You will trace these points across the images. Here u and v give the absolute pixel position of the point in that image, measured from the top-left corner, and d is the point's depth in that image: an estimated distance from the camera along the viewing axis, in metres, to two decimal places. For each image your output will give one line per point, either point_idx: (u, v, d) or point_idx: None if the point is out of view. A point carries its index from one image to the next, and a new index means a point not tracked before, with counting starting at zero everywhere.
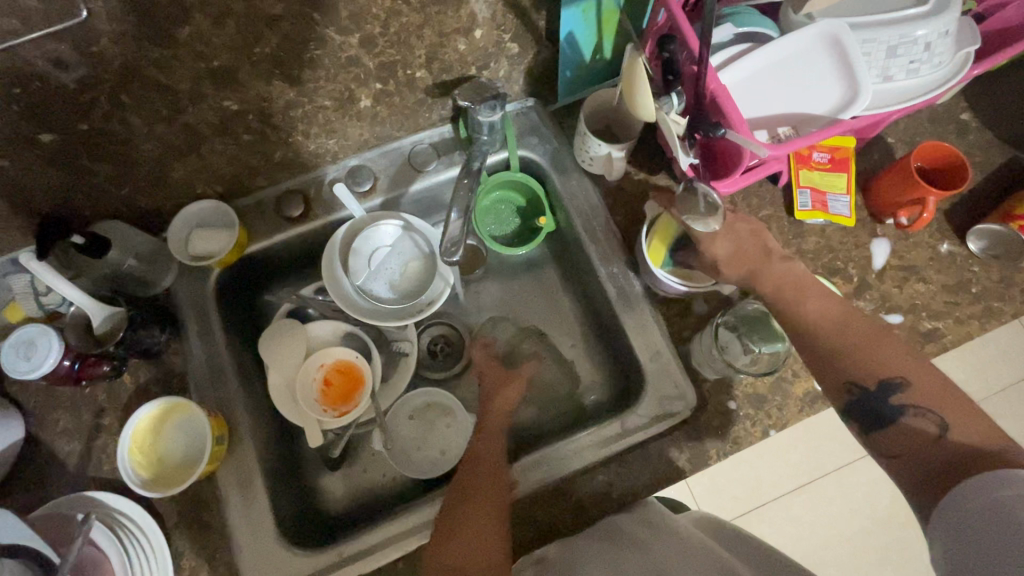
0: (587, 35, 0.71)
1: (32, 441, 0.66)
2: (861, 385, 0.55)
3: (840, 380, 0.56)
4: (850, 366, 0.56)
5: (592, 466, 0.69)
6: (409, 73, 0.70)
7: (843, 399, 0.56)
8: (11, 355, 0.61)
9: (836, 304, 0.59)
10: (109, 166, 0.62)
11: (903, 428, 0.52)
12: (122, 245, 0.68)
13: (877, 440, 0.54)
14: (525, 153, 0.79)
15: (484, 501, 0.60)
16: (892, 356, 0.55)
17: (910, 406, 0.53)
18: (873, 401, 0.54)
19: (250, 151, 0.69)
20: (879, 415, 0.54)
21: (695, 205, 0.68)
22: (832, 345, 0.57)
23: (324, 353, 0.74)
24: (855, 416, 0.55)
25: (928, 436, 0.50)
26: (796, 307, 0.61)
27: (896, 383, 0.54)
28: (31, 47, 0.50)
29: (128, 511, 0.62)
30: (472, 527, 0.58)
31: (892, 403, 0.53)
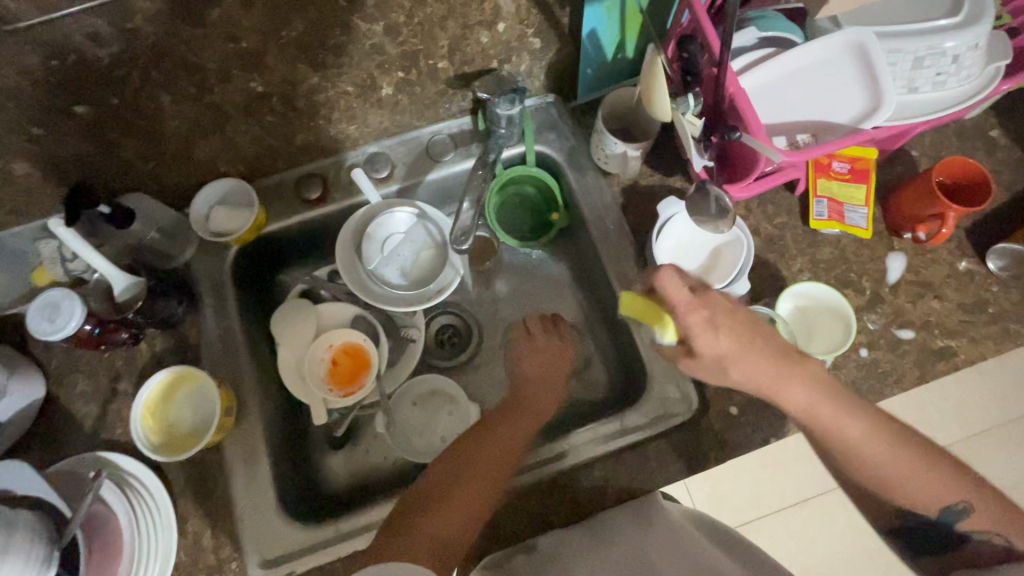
0: (611, 33, 0.71)
1: (51, 400, 0.69)
2: (916, 512, 0.56)
3: (888, 508, 0.57)
4: (907, 494, 0.55)
5: (594, 460, 0.69)
6: (431, 63, 0.71)
7: (899, 521, 0.57)
8: (36, 316, 0.63)
9: (884, 443, 0.54)
10: (135, 141, 0.66)
11: (969, 549, 0.55)
12: (146, 219, 0.69)
13: (928, 560, 0.57)
14: (542, 148, 0.79)
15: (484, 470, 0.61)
16: (950, 477, 0.55)
17: (972, 533, 0.55)
18: (933, 528, 0.56)
19: (273, 133, 0.71)
20: (943, 537, 0.56)
21: (705, 207, 0.66)
22: (883, 480, 0.55)
23: (331, 334, 0.76)
24: (909, 541, 0.58)
25: (995, 557, 0.54)
26: (835, 446, 0.55)
27: (960, 510, 0.54)
28: (71, 22, 0.60)
29: (137, 474, 0.65)
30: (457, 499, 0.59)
31: (958, 531, 0.55)
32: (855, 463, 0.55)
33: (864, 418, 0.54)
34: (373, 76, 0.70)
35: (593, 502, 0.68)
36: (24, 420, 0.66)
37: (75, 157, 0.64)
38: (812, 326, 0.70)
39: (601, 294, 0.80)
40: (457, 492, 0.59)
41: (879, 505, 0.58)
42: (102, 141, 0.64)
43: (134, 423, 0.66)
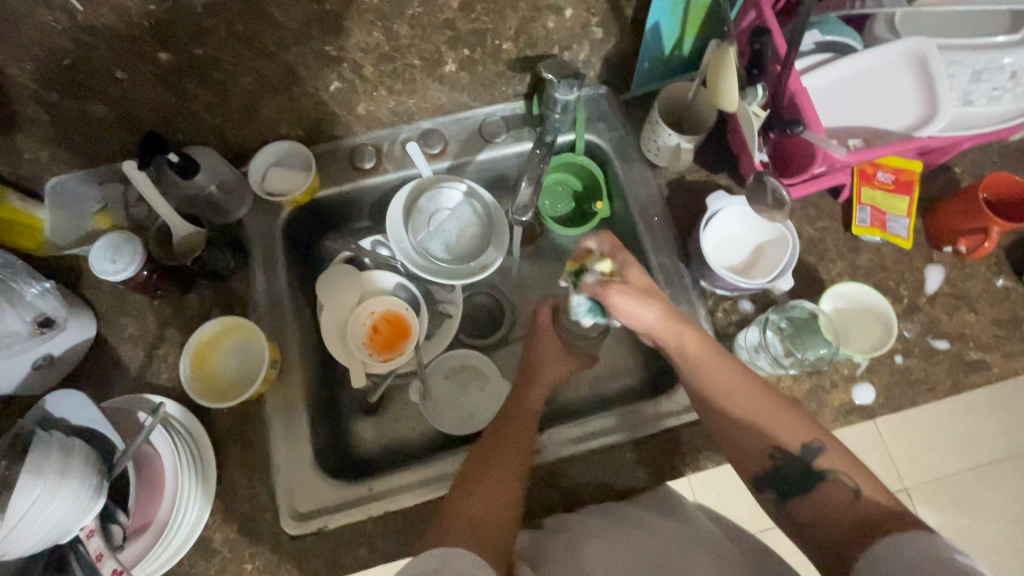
0: (672, 27, 0.73)
1: (99, 341, 0.70)
2: (784, 450, 0.58)
3: (764, 448, 0.59)
4: (770, 432, 0.59)
5: (584, 449, 0.70)
6: (497, 44, 0.73)
7: (767, 463, 0.58)
8: (99, 257, 0.65)
9: (739, 375, 0.62)
10: (207, 93, 0.67)
11: (824, 488, 0.56)
12: (209, 171, 0.72)
13: (791, 507, 0.57)
14: (591, 138, 0.81)
15: (508, 467, 0.62)
16: (794, 421, 0.59)
17: (829, 471, 0.56)
18: (794, 462, 0.58)
19: (336, 100, 0.73)
20: (804, 477, 0.57)
21: (762, 198, 0.67)
22: (732, 422, 0.60)
23: (375, 301, 0.78)
24: (771, 484, 0.58)
25: (844, 499, 0.55)
26: (695, 377, 0.63)
27: (817, 449, 0.57)
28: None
29: (183, 419, 0.66)
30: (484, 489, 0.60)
31: (817, 467, 0.57)
32: (715, 398, 0.62)
33: (716, 352, 0.63)
34: (439, 51, 0.72)
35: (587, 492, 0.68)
36: (74, 356, 0.67)
37: (146, 106, 0.66)
38: (850, 326, 0.72)
39: None
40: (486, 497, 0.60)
41: (747, 451, 0.59)
42: (176, 89, 0.65)
43: (184, 383, 0.67)
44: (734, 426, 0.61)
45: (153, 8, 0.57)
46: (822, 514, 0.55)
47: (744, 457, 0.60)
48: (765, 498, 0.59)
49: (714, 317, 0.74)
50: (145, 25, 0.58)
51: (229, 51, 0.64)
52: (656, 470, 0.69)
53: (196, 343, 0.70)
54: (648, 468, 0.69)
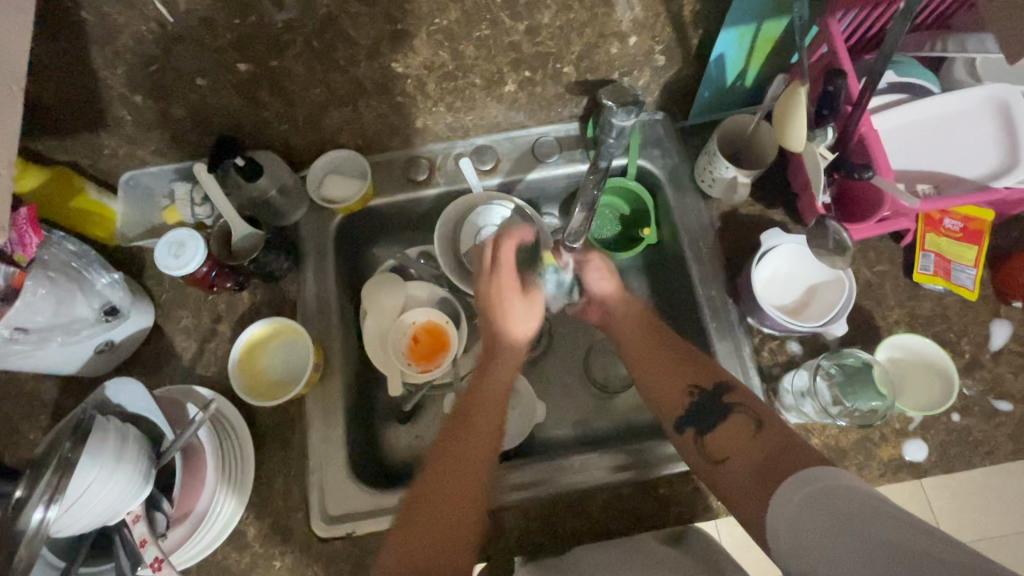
0: (737, 58, 0.72)
1: (156, 329, 0.73)
2: (700, 387, 0.64)
3: (684, 384, 0.65)
4: (689, 374, 0.66)
5: (604, 477, 0.69)
6: (558, 67, 0.73)
7: (684, 402, 0.64)
8: (163, 251, 0.68)
9: (661, 330, 0.71)
10: (278, 101, 0.69)
11: (730, 423, 0.60)
12: (271, 176, 0.74)
13: (709, 442, 0.60)
14: (644, 163, 0.80)
15: (473, 470, 0.61)
16: (707, 367, 0.66)
17: (735, 403, 0.61)
18: (707, 401, 0.63)
19: (396, 113, 0.75)
20: (715, 413, 0.62)
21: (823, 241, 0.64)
22: (655, 363, 0.68)
23: (417, 311, 0.78)
24: (692, 421, 0.62)
25: (751, 430, 0.58)
26: (625, 333, 0.73)
27: (726, 385, 0.63)
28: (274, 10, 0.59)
29: (230, 415, 0.69)
30: (466, 449, 0.62)
31: (723, 402, 0.62)
32: (641, 353, 0.70)
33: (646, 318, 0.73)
34: (502, 71, 0.72)
35: (548, 484, 0.69)
36: (133, 342, 0.70)
37: (223, 112, 0.69)
38: (906, 379, 0.69)
39: (684, 313, 0.80)
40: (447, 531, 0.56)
41: (667, 392, 0.65)
42: (251, 97, 0.68)
43: (232, 378, 0.69)
44: (656, 372, 0.67)
45: (237, 22, 0.59)
46: (734, 450, 0.58)
47: (664, 400, 0.65)
48: (686, 439, 0.62)
49: (759, 355, 0.72)
50: (228, 38, 0.61)
51: (303, 63, 0.65)
52: (686, 506, 0.67)
53: (247, 340, 0.72)
54: (679, 504, 0.68)
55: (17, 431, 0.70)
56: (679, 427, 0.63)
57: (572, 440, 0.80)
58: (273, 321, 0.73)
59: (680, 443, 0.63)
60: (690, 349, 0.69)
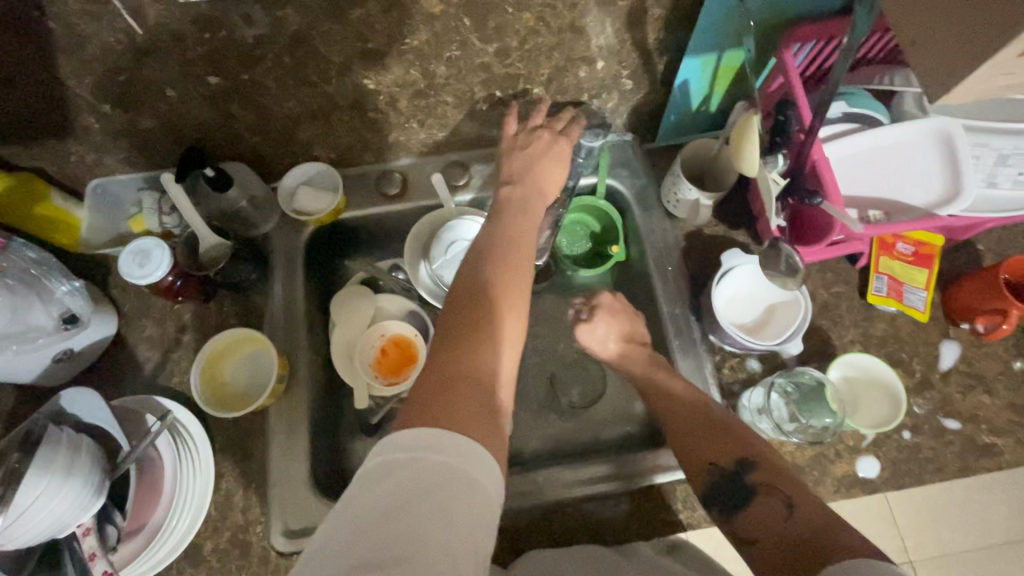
0: (700, 86, 0.75)
1: (119, 339, 0.73)
2: (719, 466, 0.62)
3: (704, 462, 0.63)
4: (706, 447, 0.64)
5: (571, 492, 0.70)
6: (528, 88, 0.75)
7: (710, 480, 0.62)
8: (129, 260, 0.67)
9: (693, 397, 0.67)
10: (249, 114, 0.70)
11: (759, 504, 0.58)
12: (242, 187, 0.75)
13: (737, 523, 0.59)
14: (613, 183, 0.82)
15: (484, 321, 0.54)
16: (733, 439, 0.64)
17: (759, 485, 0.60)
18: (732, 482, 0.61)
19: (369, 128, 0.76)
20: (740, 494, 0.60)
21: (776, 265, 0.67)
22: (679, 438, 0.66)
23: (384, 325, 0.79)
24: (716, 499, 0.61)
25: (779, 514, 0.56)
26: (660, 401, 0.68)
27: (750, 465, 0.61)
28: (243, 24, 0.60)
29: (189, 425, 0.67)
30: (463, 330, 0.53)
31: (747, 481, 0.60)
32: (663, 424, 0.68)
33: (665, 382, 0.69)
34: (473, 90, 0.73)
35: (535, 495, 0.70)
36: (94, 351, 0.70)
37: (193, 125, 0.69)
38: (859, 397, 0.71)
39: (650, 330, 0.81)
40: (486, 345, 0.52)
41: (692, 464, 0.64)
42: (222, 110, 0.68)
43: (194, 389, 0.68)
44: (680, 444, 0.65)
45: (208, 36, 0.60)
46: (765, 531, 0.56)
47: (691, 477, 0.64)
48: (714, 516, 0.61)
49: (720, 372, 0.74)
50: (198, 52, 0.61)
51: (274, 77, 0.66)
52: (648, 521, 0.68)
53: (209, 351, 0.71)
54: (640, 518, 0.69)
55: None
56: (709, 508, 0.62)
57: (539, 455, 0.81)
58: (237, 334, 0.72)
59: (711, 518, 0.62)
60: (710, 407, 0.67)
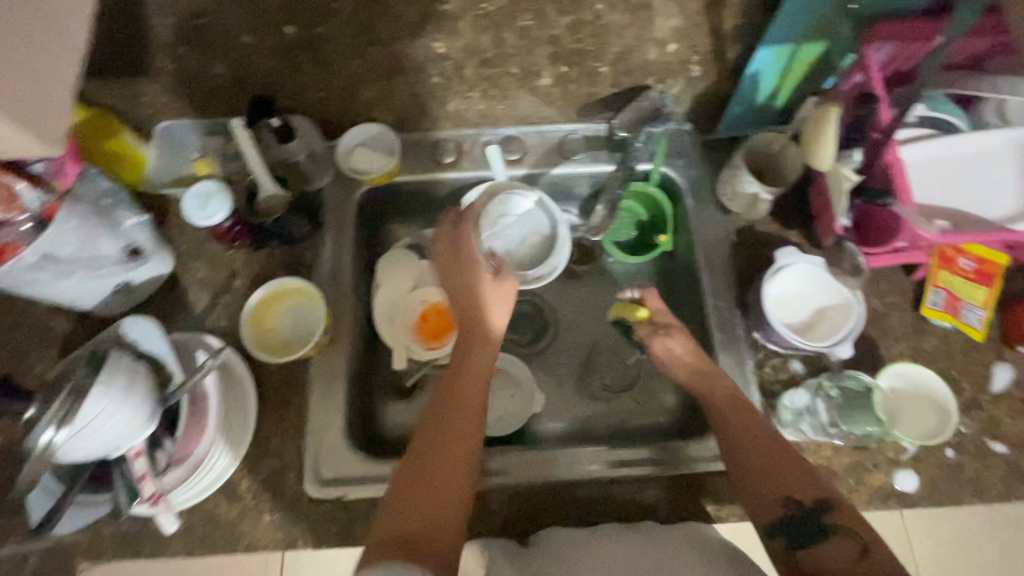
0: (771, 78, 0.73)
1: (172, 278, 0.75)
2: (795, 501, 0.58)
3: (779, 495, 0.58)
4: (784, 480, 0.59)
5: (588, 473, 0.70)
6: (595, 66, 0.73)
7: (779, 512, 0.58)
8: (190, 203, 0.69)
9: (755, 421, 0.63)
10: (319, 69, 0.71)
11: (830, 545, 0.54)
12: (302, 140, 0.75)
13: (802, 560, 0.55)
14: (667, 171, 0.81)
15: (467, 398, 0.61)
16: (810, 477, 0.59)
17: (834, 525, 0.55)
18: (804, 518, 0.57)
19: (432, 94, 0.76)
20: (815, 529, 0.56)
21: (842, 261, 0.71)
22: (749, 469, 0.60)
23: (429, 290, 0.80)
24: (783, 533, 0.57)
25: (853, 555, 0.53)
26: (722, 420, 0.64)
27: (826, 503, 0.57)
28: None
29: (234, 363, 0.70)
30: (443, 419, 0.59)
31: (824, 521, 0.56)
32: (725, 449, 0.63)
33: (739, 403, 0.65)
34: (540, 64, 0.73)
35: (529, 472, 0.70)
36: (149, 286, 0.72)
37: (263, 74, 0.71)
38: (906, 408, 0.69)
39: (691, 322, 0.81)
40: (435, 485, 0.55)
41: (760, 496, 0.59)
42: (293, 62, 0.70)
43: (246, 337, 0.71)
44: (746, 467, 0.61)
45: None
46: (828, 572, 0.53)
47: (753, 507, 0.59)
48: (774, 547, 0.57)
49: (762, 371, 0.73)
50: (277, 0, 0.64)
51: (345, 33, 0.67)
52: (674, 506, 0.68)
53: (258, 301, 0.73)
54: (667, 502, 0.69)
55: (27, 358, 0.72)
56: (767, 536, 0.58)
57: (567, 434, 0.82)
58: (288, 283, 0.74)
59: (767, 552, 0.58)
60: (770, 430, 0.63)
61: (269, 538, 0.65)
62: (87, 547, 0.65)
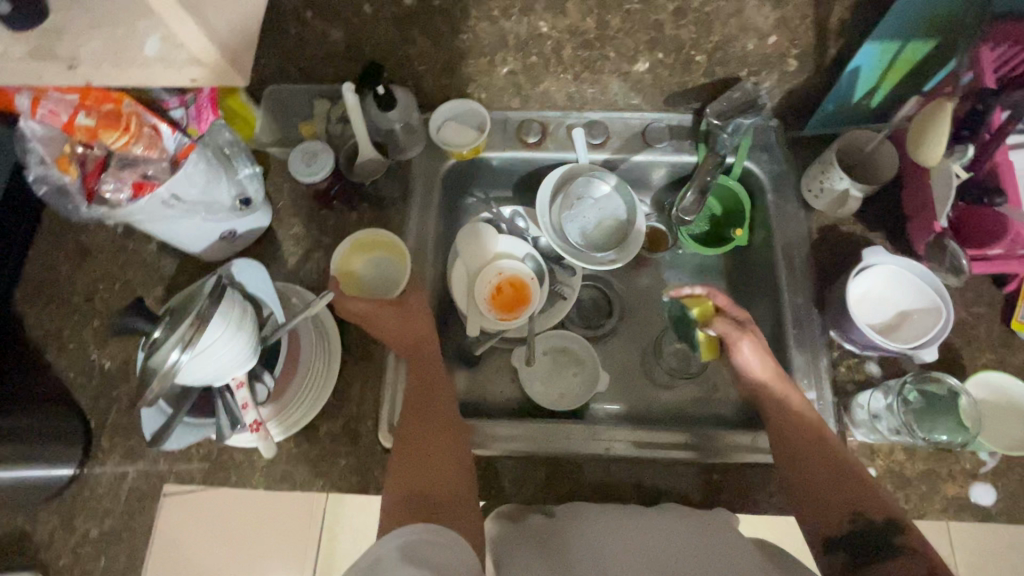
0: (872, 76, 0.72)
1: (269, 231, 0.79)
2: (864, 519, 0.57)
3: (845, 511, 0.58)
4: (850, 497, 0.59)
5: (609, 450, 0.71)
6: (692, 54, 0.74)
7: (844, 527, 0.57)
8: (298, 158, 0.76)
9: (818, 442, 0.62)
10: (427, 42, 0.74)
11: (894, 564, 0.54)
12: (401, 111, 0.78)
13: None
14: (750, 165, 0.81)
15: (440, 406, 0.67)
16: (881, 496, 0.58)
17: (904, 547, 0.55)
18: (872, 537, 0.56)
19: (527, 73, 0.79)
20: (880, 548, 0.55)
21: (940, 262, 0.69)
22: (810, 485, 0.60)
23: (504, 264, 0.82)
24: (845, 546, 0.57)
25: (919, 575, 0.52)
26: (784, 438, 0.64)
27: (895, 526, 0.56)
28: None
29: (325, 315, 0.75)
30: (426, 415, 0.66)
31: (894, 541, 0.55)
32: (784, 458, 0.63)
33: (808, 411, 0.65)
34: (637, 49, 0.74)
35: (551, 442, 0.72)
36: (250, 236, 0.77)
37: (375, 43, 0.75)
38: (990, 417, 0.67)
39: (762, 317, 0.80)
40: (428, 479, 0.60)
41: (823, 512, 0.59)
42: (404, 33, 0.73)
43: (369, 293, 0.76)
44: (810, 481, 0.61)
45: None
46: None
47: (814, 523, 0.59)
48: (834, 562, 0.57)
49: (835, 369, 0.72)
50: None
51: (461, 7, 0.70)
52: (725, 491, 0.69)
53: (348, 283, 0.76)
54: (699, 487, 0.69)
55: (136, 295, 0.78)
56: (827, 549, 0.58)
57: (627, 415, 0.83)
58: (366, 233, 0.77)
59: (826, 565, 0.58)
60: (839, 451, 0.62)
61: (345, 479, 0.69)
62: (178, 472, 0.70)
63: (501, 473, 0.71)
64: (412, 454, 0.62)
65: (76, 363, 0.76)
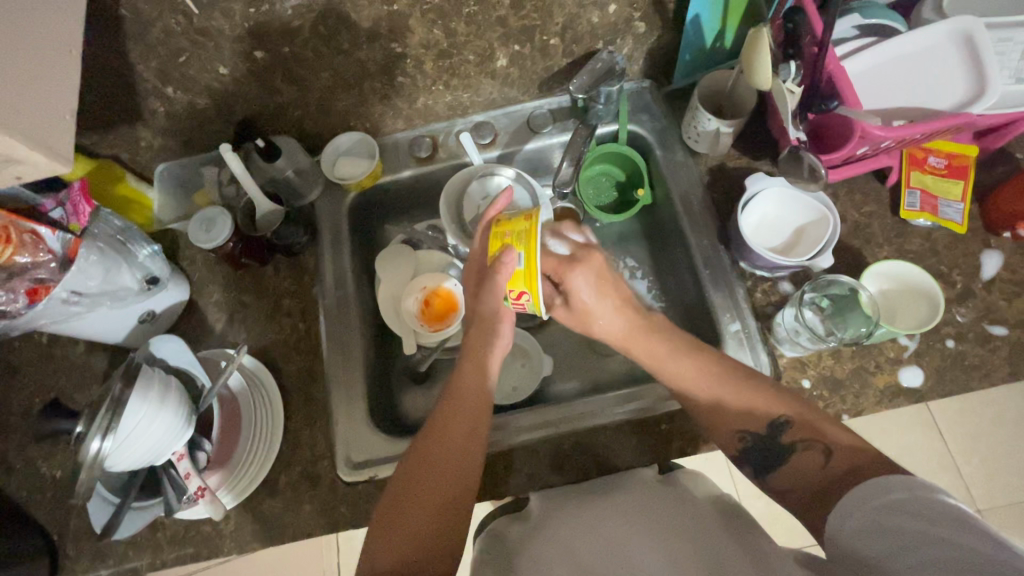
0: (713, 20, 0.76)
1: (191, 303, 0.80)
2: (752, 433, 0.59)
3: (733, 431, 0.60)
4: (729, 421, 0.60)
5: (603, 422, 0.74)
6: (545, 40, 0.77)
7: (736, 447, 0.59)
8: (196, 228, 0.77)
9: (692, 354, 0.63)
10: (293, 88, 0.77)
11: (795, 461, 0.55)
12: (288, 158, 0.82)
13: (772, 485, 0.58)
14: (634, 128, 0.85)
15: (458, 427, 0.62)
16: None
17: (797, 442, 0.56)
18: (763, 446, 0.58)
19: (400, 93, 0.81)
20: (774, 469, 0.57)
21: (801, 173, 0.73)
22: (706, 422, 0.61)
23: (427, 277, 0.82)
24: (749, 462, 0.59)
25: (813, 462, 0.53)
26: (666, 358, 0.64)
27: (780, 423, 0.57)
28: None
29: (256, 369, 0.76)
30: (445, 434, 0.61)
31: (785, 441, 0.57)
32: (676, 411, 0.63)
33: (666, 348, 0.64)
34: (492, 47, 0.77)
35: (552, 424, 0.75)
36: (172, 313, 0.78)
37: (244, 99, 0.77)
38: (894, 305, 0.72)
39: (680, 265, 0.83)
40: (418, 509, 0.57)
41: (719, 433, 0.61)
42: (268, 83, 0.75)
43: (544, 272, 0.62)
44: (709, 418, 0.61)
45: (252, 11, 0.66)
46: (801, 490, 0.54)
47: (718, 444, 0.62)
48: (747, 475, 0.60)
49: (753, 297, 0.75)
50: (245, 27, 0.67)
51: (312, 48, 0.72)
52: (675, 438, 0.72)
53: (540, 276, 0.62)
54: (654, 443, 0.72)
55: (72, 398, 0.78)
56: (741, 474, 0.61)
57: (582, 390, 0.85)
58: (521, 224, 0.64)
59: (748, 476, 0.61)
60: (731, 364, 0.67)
61: (313, 524, 0.69)
62: (148, 562, 0.69)
63: (508, 468, 0.72)
64: (408, 488, 0.58)
65: (28, 480, 0.75)
